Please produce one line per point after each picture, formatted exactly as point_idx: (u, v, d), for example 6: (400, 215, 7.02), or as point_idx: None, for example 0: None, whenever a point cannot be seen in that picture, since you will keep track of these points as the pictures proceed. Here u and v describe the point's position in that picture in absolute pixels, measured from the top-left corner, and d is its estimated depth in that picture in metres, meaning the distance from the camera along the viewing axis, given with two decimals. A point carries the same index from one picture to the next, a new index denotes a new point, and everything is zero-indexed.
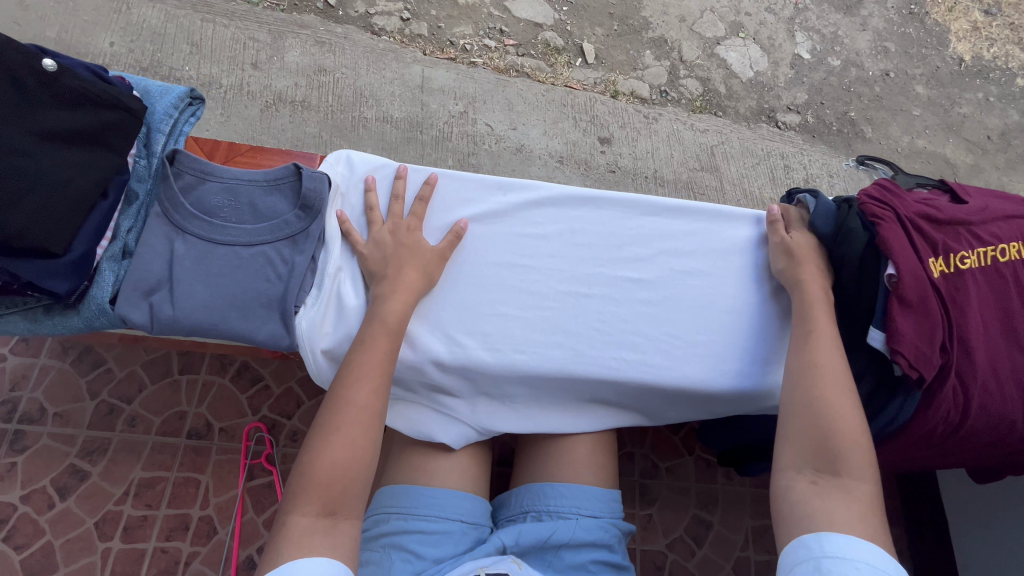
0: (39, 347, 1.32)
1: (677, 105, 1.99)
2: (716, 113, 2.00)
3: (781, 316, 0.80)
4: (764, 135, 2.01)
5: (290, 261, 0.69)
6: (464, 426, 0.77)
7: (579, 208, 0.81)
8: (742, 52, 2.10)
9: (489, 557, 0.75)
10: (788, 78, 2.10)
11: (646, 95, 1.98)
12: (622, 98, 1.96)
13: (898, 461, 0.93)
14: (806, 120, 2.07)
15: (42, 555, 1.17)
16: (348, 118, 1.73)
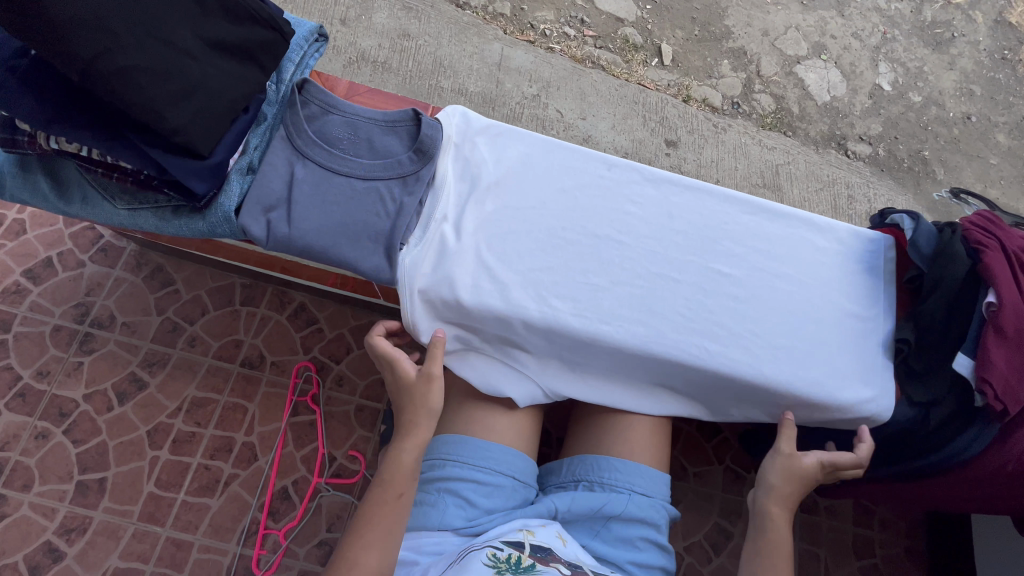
0: (116, 259, 1.38)
1: (747, 119, 1.97)
2: (787, 133, 1.97)
3: (860, 333, 0.80)
4: (833, 162, 1.96)
5: (398, 201, 0.72)
6: (532, 387, 0.80)
7: (678, 195, 0.83)
8: (821, 75, 2.06)
9: (534, 519, 0.77)
10: (865, 107, 2.05)
11: (718, 104, 1.96)
12: (694, 104, 1.94)
13: (953, 498, 0.91)
14: (877, 152, 2.01)
15: (97, 453, 1.24)
16: (423, 86, 1.76)
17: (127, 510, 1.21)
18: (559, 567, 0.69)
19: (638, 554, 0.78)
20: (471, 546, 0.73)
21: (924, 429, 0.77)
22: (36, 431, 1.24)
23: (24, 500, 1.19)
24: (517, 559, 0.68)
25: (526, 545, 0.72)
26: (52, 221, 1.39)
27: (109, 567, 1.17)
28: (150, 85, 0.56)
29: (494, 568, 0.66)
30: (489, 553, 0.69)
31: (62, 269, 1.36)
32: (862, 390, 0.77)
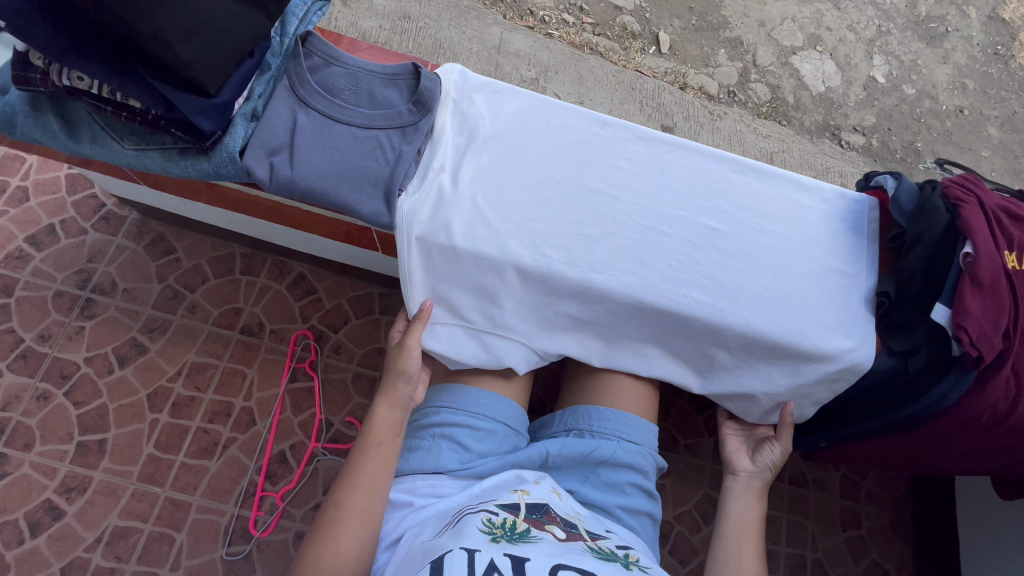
0: (118, 227, 1.40)
1: (743, 107, 1.99)
2: (783, 121, 2.00)
3: (840, 287, 0.83)
4: (827, 151, 1.99)
5: (397, 149, 0.74)
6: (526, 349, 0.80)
7: (669, 153, 0.85)
8: (817, 66, 2.09)
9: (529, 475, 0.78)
10: (860, 98, 2.08)
11: (714, 92, 1.98)
12: (690, 91, 1.96)
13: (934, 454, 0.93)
14: (870, 143, 2.04)
15: (97, 414, 1.26)
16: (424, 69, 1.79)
17: (127, 470, 1.23)
18: (553, 531, 0.70)
19: (627, 500, 0.80)
20: (467, 498, 0.75)
21: (905, 378, 0.79)
22: (38, 392, 1.26)
23: (25, 459, 1.21)
24: (512, 524, 0.69)
25: (521, 508, 0.72)
26: (55, 189, 1.41)
27: (109, 525, 1.19)
28: (160, 17, 0.58)
29: (489, 535, 0.66)
30: (484, 517, 0.69)
31: (64, 235, 1.38)
32: (843, 340, 0.79)
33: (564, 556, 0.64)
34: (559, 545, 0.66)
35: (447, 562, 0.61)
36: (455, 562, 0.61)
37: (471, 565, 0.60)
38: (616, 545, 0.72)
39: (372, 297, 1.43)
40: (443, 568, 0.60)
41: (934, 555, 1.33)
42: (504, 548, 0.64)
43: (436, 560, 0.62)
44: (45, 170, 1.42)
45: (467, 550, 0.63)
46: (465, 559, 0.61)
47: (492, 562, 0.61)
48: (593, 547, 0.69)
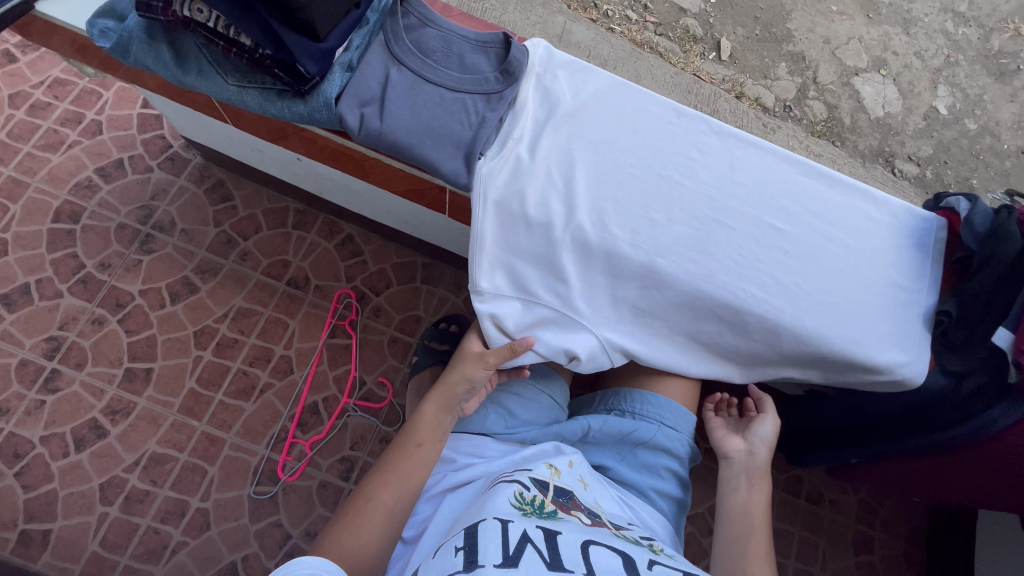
0: (182, 169, 1.46)
1: (797, 124, 1.95)
2: (835, 142, 1.94)
3: (901, 302, 0.82)
4: (878, 178, 1.93)
5: (481, 115, 0.76)
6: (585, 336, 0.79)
7: (742, 150, 0.86)
8: (879, 89, 2.02)
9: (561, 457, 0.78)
10: (918, 128, 2.00)
11: (769, 105, 1.95)
12: (746, 101, 1.94)
13: (977, 486, 0.92)
14: (924, 173, 1.96)
15: (146, 344, 1.31)
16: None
17: (169, 401, 1.28)
18: (580, 515, 0.68)
19: (660, 483, 0.82)
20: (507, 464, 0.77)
21: (956, 398, 0.79)
22: (93, 317, 1.32)
23: (77, 378, 1.27)
24: (542, 502, 0.67)
25: (549, 488, 0.71)
26: (127, 126, 1.47)
27: (147, 450, 1.24)
28: None
29: (521, 510, 0.64)
30: (516, 491, 0.68)
31: (132, 171, 1.43)
32: (897, 354, 0.79)
33: (592, 533, 0.64)
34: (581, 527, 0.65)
35: (481, 532, 0.60)
36: (488, 531, 0.60)
37: (505, 536, 0.59)
38: (640, 534, 0.71)
39: (416, 266, 1.46)
40: (477, 539, 0.59)
41: None
42: (536, 521, 0.63)
43: (471, 527, 0.63)
44: (120, 107, 1.48)
45: (500, 520, 0.62)
46: (499, 529, 0.60)
47: (525, 534, 0.60)
48: (619, 533, 0.67)
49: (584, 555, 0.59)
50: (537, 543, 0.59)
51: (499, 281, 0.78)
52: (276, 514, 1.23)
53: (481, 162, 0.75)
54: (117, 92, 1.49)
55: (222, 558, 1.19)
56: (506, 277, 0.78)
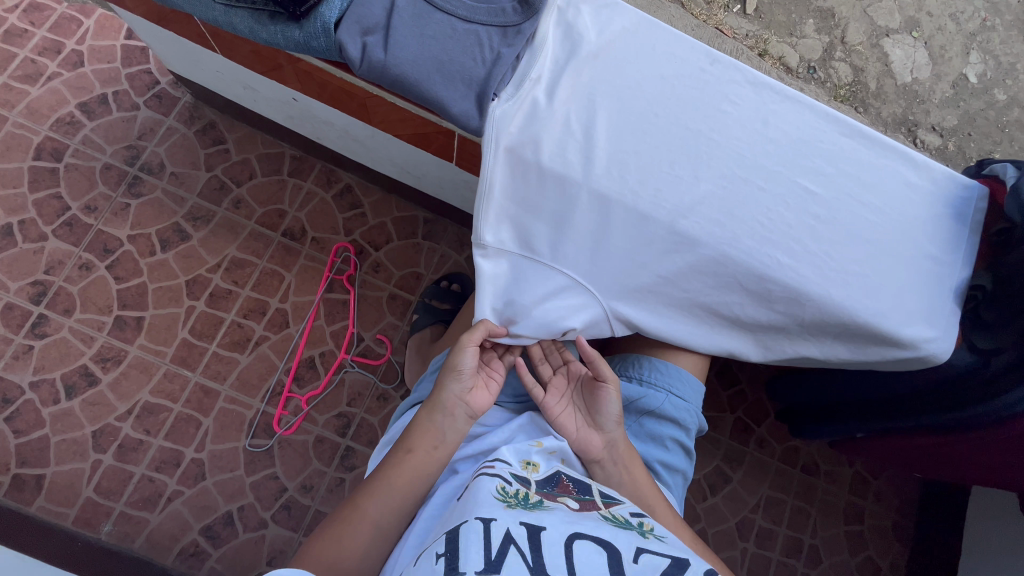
0: (170, 107, 1.37)
1: None
2: (856, 108, 1.54)
3: (932, 275, 0.78)
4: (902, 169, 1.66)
5: (496, 50, 0.69)
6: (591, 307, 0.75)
7: (777, 103, 0.79)
8: (909, 52, 1.56)
9: (555, 440, 0.74)
10: (946, 96, 1.55)
11: (793, 65, 1.55)
12: (768, 60, 1.54)
13: (994, 467, 0.90)
14: (946, 146, 1.54)
15: (136, 293, 1.27)
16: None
17: (162, 350, 1.25)
18: (566, 501, 0.63)
19: (666, 454, 0.79)
20: (504, 437, 0.75)
21: (982, 375, 0.76)
22: (80, 262, 1.26)
23: (65, 324, 1.23)
24: (524, 496, 0.62)
25: (532, 482, 0.65)
26: (111, 58, 1.37)
27: (140, 399, 1.22)
28: None
29: (505, 503, 0.59)
30: (498, 486, 0.62)
31: (117, 108, 1.35)
32: (923, 330, 0.75)
33: (579, 523, 0.58)
34: (569, 514, 0.60)
35: (463, 534, 0.54)
36: (471, 534, 0.53)
37: (487, 538, 0.53)
38: (631, 512, 0.64)
39: (417, 221, 1.40)
40: (459, 539, 0.53)
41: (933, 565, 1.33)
42: (520, 515, 0.57)
43: (452, 531, 0.55)
44: (102, 37, 1.37)
45: (482, 520, 0.55)
46: (481, 531, 0.54)
47: (508, 533, 0.54)
48: (608, 517, 0.61)
49: (569, 552, 0.53)
50: (520, 545, 0.52)
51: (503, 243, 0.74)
52: (272, 467, 1.23)
53: (495, 109, 0.68)
54: (98, 20, 1.38)
55: (217, 508, 1.19)
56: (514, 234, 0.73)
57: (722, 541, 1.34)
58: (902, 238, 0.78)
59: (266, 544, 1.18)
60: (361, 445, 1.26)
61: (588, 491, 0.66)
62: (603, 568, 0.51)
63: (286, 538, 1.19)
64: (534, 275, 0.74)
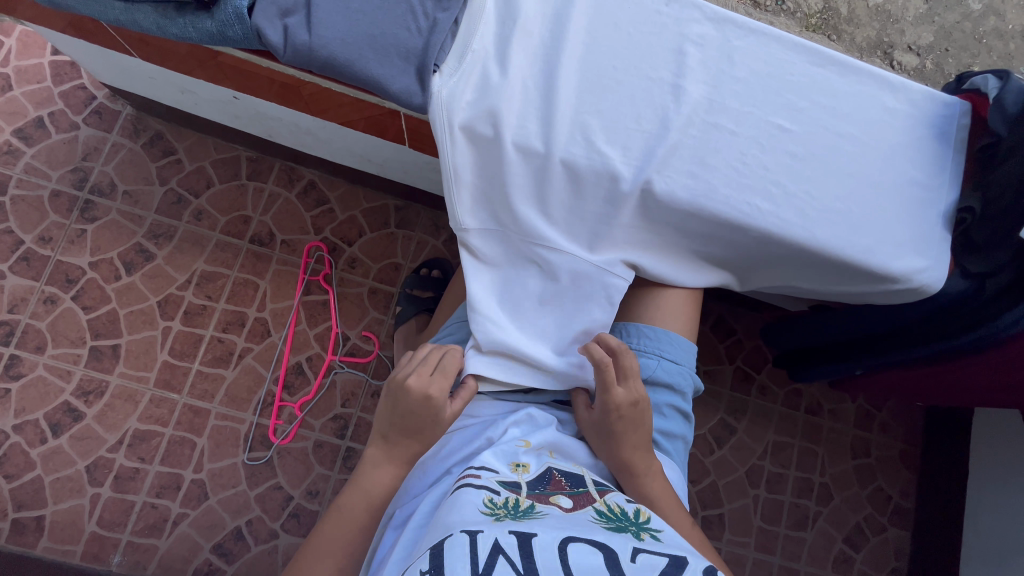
0: (112, 122, 1.29)
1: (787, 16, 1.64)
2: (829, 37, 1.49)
3: (919, 203, 0.74)
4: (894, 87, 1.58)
5: (431, 16, 0.63)
6: (591, 307, 0.73)
7: (741, 38, 0.73)
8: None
9: (543, 439, 0.72)
10: (919, 13, 1.50)
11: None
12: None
13: (996, 390, 0.89)
14: (924, 66, 1.51)
15: (107, 320, 1.22)
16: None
17: (143, 376, 1.21)
18: (559, 502, 0.62)
19: (664, 422, 0.77)
20: (491, 434, 0.72)
21: (977, 299, 0.74)
22: (44, 295, 1.21)
23: (39, 362, 1.19)
24: (515, 503, 0.60)
25: (522, 487, 0.64)
26: (40, 77, 1.29)
27: (129, 428, 1.19)
28: None
29: (493, 516, 0.57)
30: (485, 497, 0.60)
31: (55, 130, 1.27)
32: (916, 261, 0.72)
33: (571, 527, 0.56)
34: (562, 518, 0.58)
35: (448, 548, 0.52)
36: (456, 548, 0.52)
37: (474, 550, 0.51)
38: (626, 500, 0.65)
39: (388, 210, 1.35)
40: (444, 553, 0.52)
41: (940, 485, 1.34)
42: (509, 525, 0.55)
43: (436, 544, 0.54)
44: (27, 55, 1.29)
45: (468, 532, 0.54)
46: (468, 543, 0.53)
47: (496, 545, 0.52)
48: (601, 513, 0.60)
49: (563, 554, 0.52)
50: (510, 556, 0.51)
51: (488, 227, 0.71)
52: (274, 478, 1.21)
53: (438, 87, 0.63)
54: (20, 38, 1.29)
55: (226, 525, 1.18)
56: (488, 211, 0.70)
57: (733, 491, 1.35)
58: (884, 169, 0.74)
59: (280, 554, 1.18)
60: (362, 445, 1.24)
61: (581, 483, 0.66)
62: (603, 567, 0.50)
63: (299, 545, 1.19)
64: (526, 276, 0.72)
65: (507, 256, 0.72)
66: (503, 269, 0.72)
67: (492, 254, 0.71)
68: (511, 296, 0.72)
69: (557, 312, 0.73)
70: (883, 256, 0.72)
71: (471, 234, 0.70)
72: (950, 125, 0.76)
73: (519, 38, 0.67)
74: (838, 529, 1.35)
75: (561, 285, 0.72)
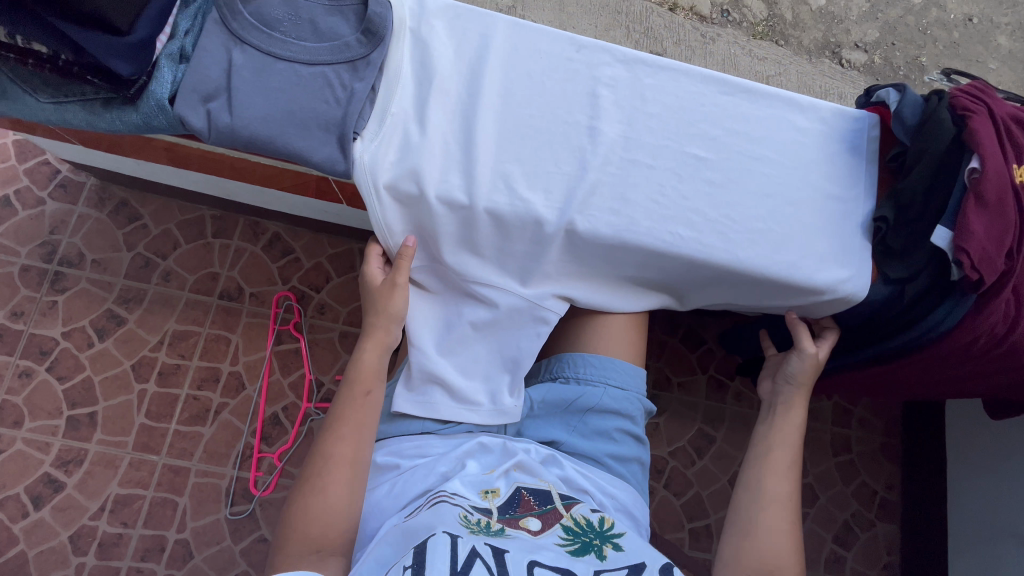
0: (77, 194, 1.32)
1: (737, 29, 1.55)
2: (778, 42, 1.55)
3: (835, 215, 0.78)
4: (848, 80, 1.58)
5: (349, 87, 0.67)
6: (524, 340, 0.76)
7: (652, 76, 0.77)
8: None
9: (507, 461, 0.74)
10: (862, 12, 1.61)
11: (706, 12, 1.55)
12: (680, 13, 1.54)
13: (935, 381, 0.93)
14: (872, 61, 1.60)
15: (83, 388, 1.24)
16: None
17: (121, 441, 1.23)
18: (528, 525, 0.65)
19: (616, 447, 0.79)
20: (446, 470, 0.72)
21: (901, 304, 0.76)
22: (19, 369, 1.23)
23: (17, 437, 1.20)
24: (487, 523, 0.64)
25: (494, 509, 0.67)
26: (4, 157, 1.32)
27: (111, 493, 1.20)
28: None
29: (469, 529, 0.62)
30: (461, 513, 0.64)
31: (21, 207, 1.30)
32: (838, 271, 0.76)
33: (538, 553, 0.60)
34: (529, 539, 0.63)
35: (430, 548, 0.57)
36: (438, 547, 0.57)
37: (454, 551, 0.58)
38: (591, 509, 0.70)
39: (353, 254, 1.38)
40: (426, 555, 0.57)
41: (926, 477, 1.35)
42: (485, 538, 0.61)
43: (419, 545, 0.59)
44: None
45: (449, 534, 0.60)
46: (449, 544, 0.58)
47: (474, 549, 0.58)
48: (568, 531, 0.65)
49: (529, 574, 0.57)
50: (486, 559, 0.58)
51: (433, 265, 0.77)
52: (258, 530, 1.22)
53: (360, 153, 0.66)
54: None
55: None
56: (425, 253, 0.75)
57: (718, 500, 1.35)
58: (799, 187, 0.78)
59: None
60: None
61: (549, 500, 0.70)
62: None
63: None
64: (464, 307, 0.76)
65: (450, 289, 0.77)
66: (446, 301, 0.78)
67: (437, 287, 0.78)
68: (450, 331, 0.77)
69: (493, 346, 0.77)
70: (804, 271, 0.75)
71: (415, 273, 0.76)
72: (856, 136, 0.80)
73: (435, 98, 0.70)
74: (826, 529, 1.33)
75: (500, 320, 0.75)
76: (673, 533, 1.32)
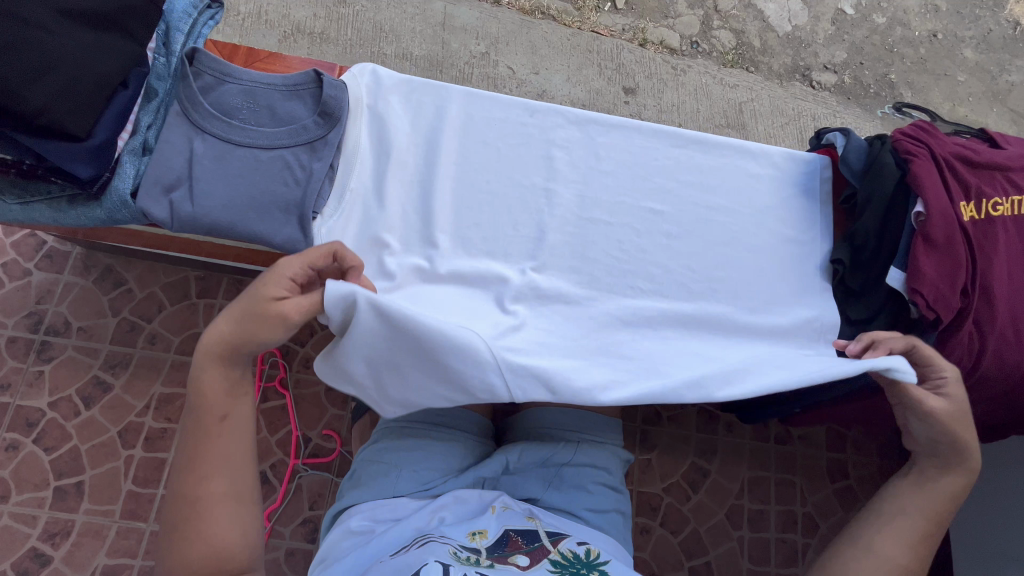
0: (63, 264, 1.35)
1: (707, 59, 1.60)
2: (746, 70, 1.59)
3: (795, 259, 0.79)
4: (818, 100, 1.61)
5: (307, 168, 0.69)
6: (489, 372, 0.63)
7: (605, 134, 0.80)
8: (782, 4, 1.65)
9: (483, 520, 0.73)
10: (828, 34, 1.66)
11: (675, 46, 1.59)
12: (650, 48, 1.58)
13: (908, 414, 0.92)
14: (842, 80, 1.64)
15: (70, 458, 1.24)
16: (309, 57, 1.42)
17: (109, 509, 1.22)
18: (517, 560, 0.65)
19: (593, 501, 0.79)
20: (423, 525, 0.71)
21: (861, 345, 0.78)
22: (6, 443, 1.23)
23: (4, 511, 1.20)
24: (475, 558, 0.65)
25: (482, 548, 0.67)
26: None
27: (98, 564, 1.19)
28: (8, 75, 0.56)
29: (460, 559, 0.64)
30: (451, 550, 0.65)
31: (9, 279, 1.32)
32: (803, 311, 0.77)
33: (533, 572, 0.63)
34: (518, 572, 0.63)
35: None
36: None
37: None
38: (578, 543, 0.71)
39: None
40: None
41: None
42: (475, 566, 0.62)
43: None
44: None
45: (441, 563, 0.61)
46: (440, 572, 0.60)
47: None
48: (557, 564, 0.65)
49: None
50: None
51: (364, 309, 0.60)
52: None
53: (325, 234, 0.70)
54: None
55: None
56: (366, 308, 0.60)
57: (716, 535, 1.31)
58: (754, 232, 0.79)
59: None
60: None
61: (536, 538, 0.70)
62: None
63: None
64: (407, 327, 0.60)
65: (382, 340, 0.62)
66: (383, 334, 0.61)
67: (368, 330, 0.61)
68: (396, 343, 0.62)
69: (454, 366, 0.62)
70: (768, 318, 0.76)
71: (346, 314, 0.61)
72: (806, 174, 0.82)
73: (394, 172, 0.73)
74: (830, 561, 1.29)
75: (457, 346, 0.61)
76: (672, 573, 1.27)
